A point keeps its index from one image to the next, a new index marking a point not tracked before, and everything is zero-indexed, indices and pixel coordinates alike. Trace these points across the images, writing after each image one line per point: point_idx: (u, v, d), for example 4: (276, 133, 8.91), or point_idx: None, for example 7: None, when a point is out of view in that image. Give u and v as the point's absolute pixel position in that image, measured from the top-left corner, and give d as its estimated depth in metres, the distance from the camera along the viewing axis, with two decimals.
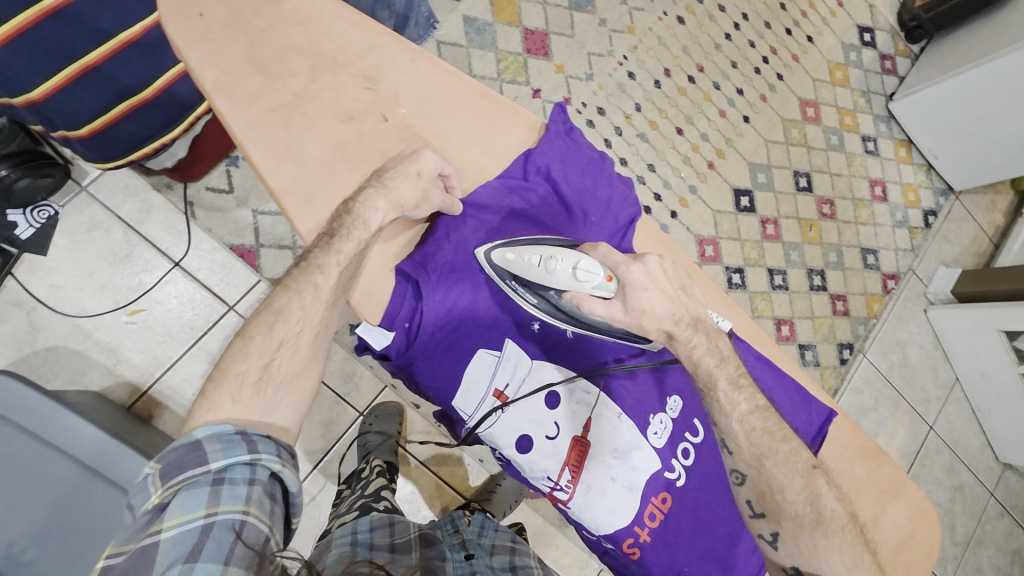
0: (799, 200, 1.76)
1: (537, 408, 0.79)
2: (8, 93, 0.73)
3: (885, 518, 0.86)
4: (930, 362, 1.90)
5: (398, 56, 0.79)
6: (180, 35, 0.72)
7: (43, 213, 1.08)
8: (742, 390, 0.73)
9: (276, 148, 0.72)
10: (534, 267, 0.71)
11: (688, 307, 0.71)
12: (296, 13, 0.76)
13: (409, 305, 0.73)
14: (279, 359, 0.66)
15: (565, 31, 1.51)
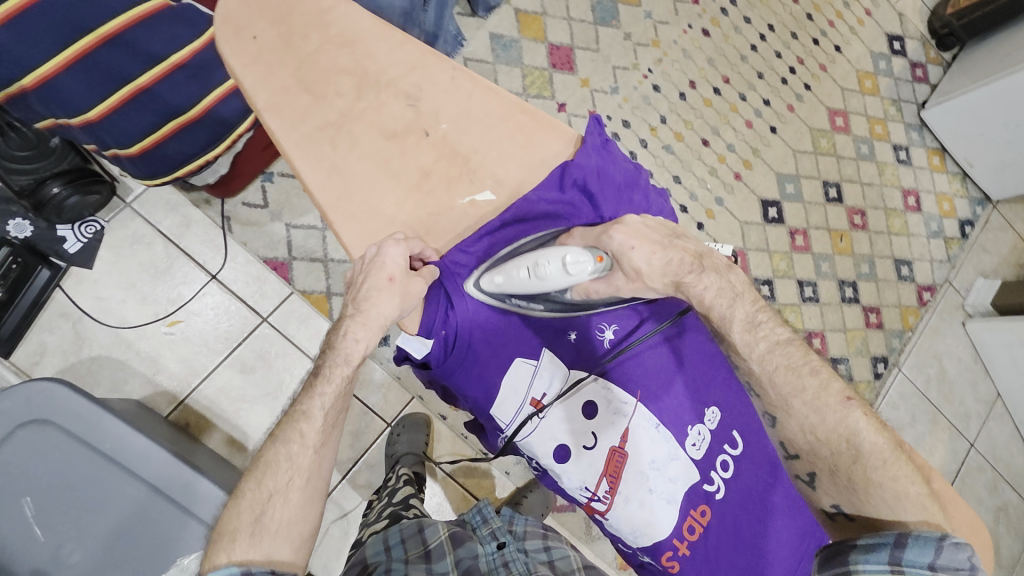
0: (829, 210, 1.73)
1: (574, 418, 0.80)
2: (66, 114, 0.76)
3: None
4: (969, 376, 1.84)
5: (437, 74, 0.79)
6: (235, 58, 0.75)
7: (90, 228, 1.13)
8: (759, 329, 0.71)
9: (323, 165, 0.75)
10: (525, 277, 0.70)
11: (687, 249, 0.75)
12: (342, 35, 0.78)
13: (442, 316, 0.73)
14: (270, 509, 0.66)
15: (590, 46, 1.53)
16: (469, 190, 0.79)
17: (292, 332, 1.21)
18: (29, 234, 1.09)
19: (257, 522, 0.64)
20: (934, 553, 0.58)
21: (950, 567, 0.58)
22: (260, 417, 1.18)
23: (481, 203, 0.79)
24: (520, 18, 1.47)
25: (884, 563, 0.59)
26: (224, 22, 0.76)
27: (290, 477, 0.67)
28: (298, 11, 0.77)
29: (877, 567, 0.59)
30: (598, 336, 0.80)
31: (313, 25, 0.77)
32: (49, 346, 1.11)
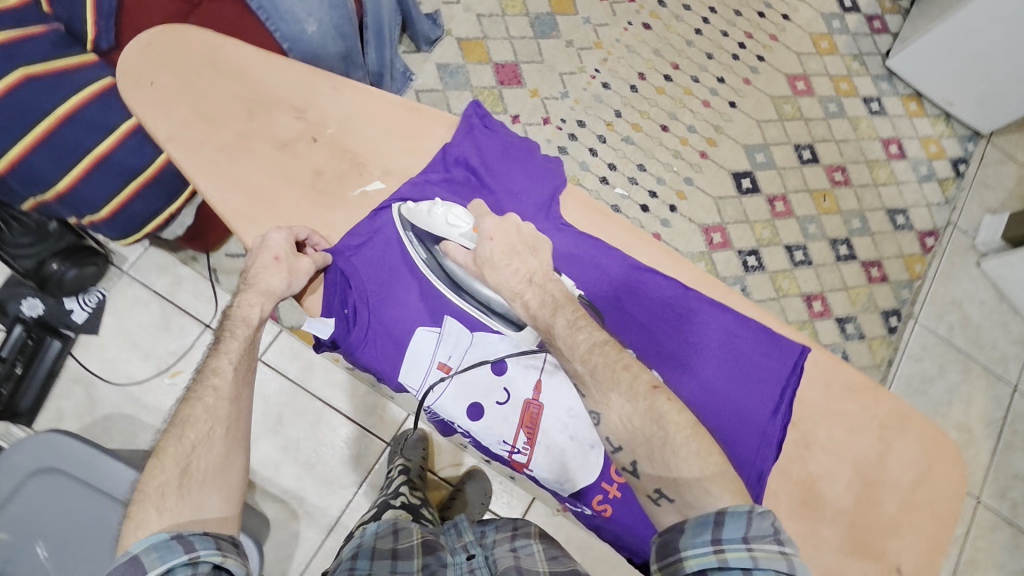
0: (806, 172, 1.71)
1: (484, 376, 0.81)
2: (41, 189, 0.87)
3: (891, 456, 0.75)
4: (997, 317, 1.74)
5: (320, 86, 0.87)
6: (138, 104, 0.85)
7: (93, 298, 1.24)
8: (581, 331, 0.71)
9: (224, 179, 0.82)
10: (420, 213, 0.79)
11: (530, 263, 0.76)
12: (234, 69, 0.87)
13: (340, 296, 0.79)
14: (195, 460, 0.68)
15: (535, 58, 1.60)
16: (360, 182, 0.85)
17: (287, 367, 1.30)
18: (42, 310, 1.21)
19: (184, 473, 0.66)
20: (746, 525, 0.57)
21: (760, 535, 0.56)
22: (264, 449, 1.25)
23: (372, 192, 0.85)
24: (463, 45, 1.56)
25: (707, 544, 0.57)
26: (128, 74, 0.86)
27: (211, 426, 0.70)
28: (190, 55, 0.87)
29: (702, 550, 0.57)
30: None
31: (206, 65, 0.87)
32: (67, 410, 1.20)
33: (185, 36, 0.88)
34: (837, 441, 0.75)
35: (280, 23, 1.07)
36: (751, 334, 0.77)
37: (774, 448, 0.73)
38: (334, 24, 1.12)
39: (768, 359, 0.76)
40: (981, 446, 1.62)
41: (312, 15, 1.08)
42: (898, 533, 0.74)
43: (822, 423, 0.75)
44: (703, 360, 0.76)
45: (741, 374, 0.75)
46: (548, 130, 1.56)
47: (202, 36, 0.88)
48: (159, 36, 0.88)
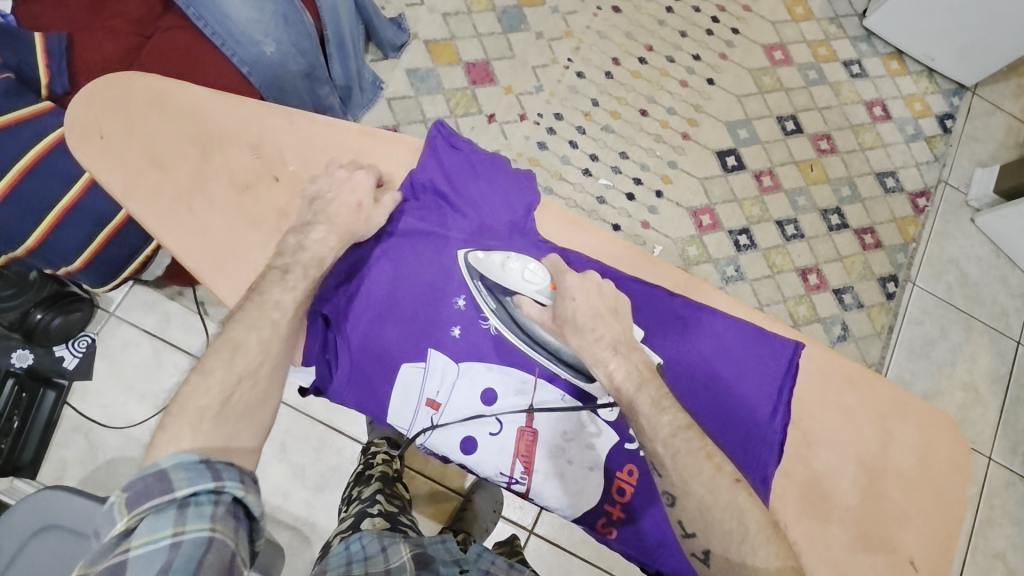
0: (791, 143, 1.68)
1: (474, 409, 0.80)
2: (10, 245, 0.85)
3: (893, 445, 0.75)
4: (995, 272, 1.73)
5: (275, 120, 0.84)
6: (87, 156, 0.81)
7: (82, 342, 1.23)
8: (666, 411, 0.69)
9: (186, 229, 0.79)
10: (493, 266, 0.75)
11: (613, 330, 0.72)
12: (183, 109, 0.83)
13: (321, 340, 0.78)
14: (237, 393, 0.68)
15: (505, 54, 1.56)
16: None
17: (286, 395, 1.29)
18: (32, 360, 1.20)
19: (225, 402, 0.67)
20: None
21: None
22: (271, 479, 1.25)
23: None
24: (431, 48, 1.52)
25: None
26: (74, 128, 0.81)
27: (261, 360, 0.70)
28: (136, 99, 0.83)
29: None
30: (484, 323, 0.79)
31: (154, 107, 0.83)
32: (68, 459, 1.20)
33: (131, 82, 0.83)
34: (841, 435, 0.74)
35: (236, 47, 1.03)
36: (744, 338, 0.75)
37: (774, 450, 0.71)
38: (292, 42, 1.09)
39: (762, 360, 0.74)
40: (987, 404, 1.62)
41: (269, 36, 1.04)
42: (904, 519, 0.74)
43: (822, 417, 0.75)
44: (693, 368, 0.74)
45: (733, 378, 0.74)
46: (526, 126, 1.53)
47: (146, 78, 0.84)
48: (105, 83, 0.83)
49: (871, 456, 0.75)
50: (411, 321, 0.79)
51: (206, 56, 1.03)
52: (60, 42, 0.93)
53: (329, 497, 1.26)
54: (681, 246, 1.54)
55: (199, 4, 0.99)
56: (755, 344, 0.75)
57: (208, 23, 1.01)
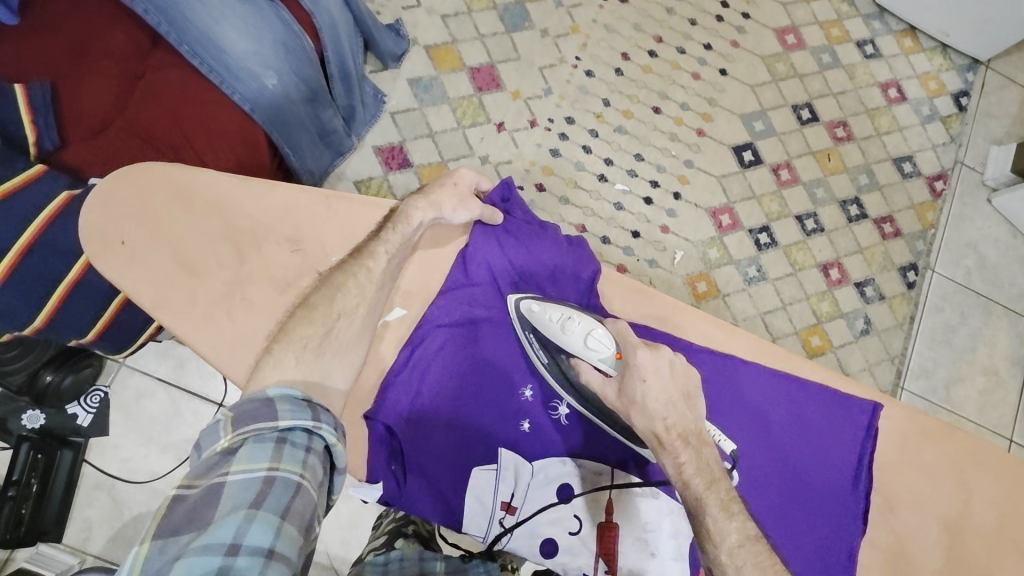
0: (807, 133, 1.63)
1: (551, 506, 0.75)
2: (15, 327, 0.80)
3: (975, 503, 0.67)
4: (1012, 253, 1.72)
5: (313, 208, 0.77)
6: (108, 265, 0.72)
7: (95, 396, 1.18)
8: (734, 516, 0.63)
9: (226, 337, 0.73)
10: (553, 325, 0.73)
11: (684, 417, 0.67)
12: (208, 203, 0.75)
13: (388, 449, 0.75)
14: (337, 328, 0.72)
15: (510, 55, 1.48)
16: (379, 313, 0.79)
17: None
18: (44, 420, 1.15)
19: (326, 335, 0.71)
20: None
21: None
22: None
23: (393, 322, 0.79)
24: (433, 54, 1.44)
25: None
26: (90, 236, 0.72)
27: (358, 303, 0.73)
28: (157, 197, 0.75)
29: None
30: (553, 415, 0.76)
31: (177, 203, 0.75)
32: (94, 519, 1.16)
33: (149, 176, 0.75)
34: (917, 498, 0.67)
35: (236, 83, 0.95)
36: (815, 399, 0.70)
37: (859, 523, 0.66)
38: (294, 71, 1.00)
39: (833, 426, 0.69)
40: (1007, 386, 1.64)
41: (270, 68, 0.96)
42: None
43: (899, 480, 0.68)
44: (765, 441, 0.70)
45: (811, 449, 0.69)
46: (537, 133, 1.47)
47: (166, 168, 0.75)
48: (118, 181, 0.74)
49: (952, 518, 0.67)
50: (477, 417, 0.76)
51: (202, 96, 0.94)
52: (44, 94, 0.85)
53: (365, 534, 1.23)
54: (702, 249, 1.50)
55: (193, 41, 0.92)
56: (826, 408, 0.69)
57: (203, 61, 0.93)
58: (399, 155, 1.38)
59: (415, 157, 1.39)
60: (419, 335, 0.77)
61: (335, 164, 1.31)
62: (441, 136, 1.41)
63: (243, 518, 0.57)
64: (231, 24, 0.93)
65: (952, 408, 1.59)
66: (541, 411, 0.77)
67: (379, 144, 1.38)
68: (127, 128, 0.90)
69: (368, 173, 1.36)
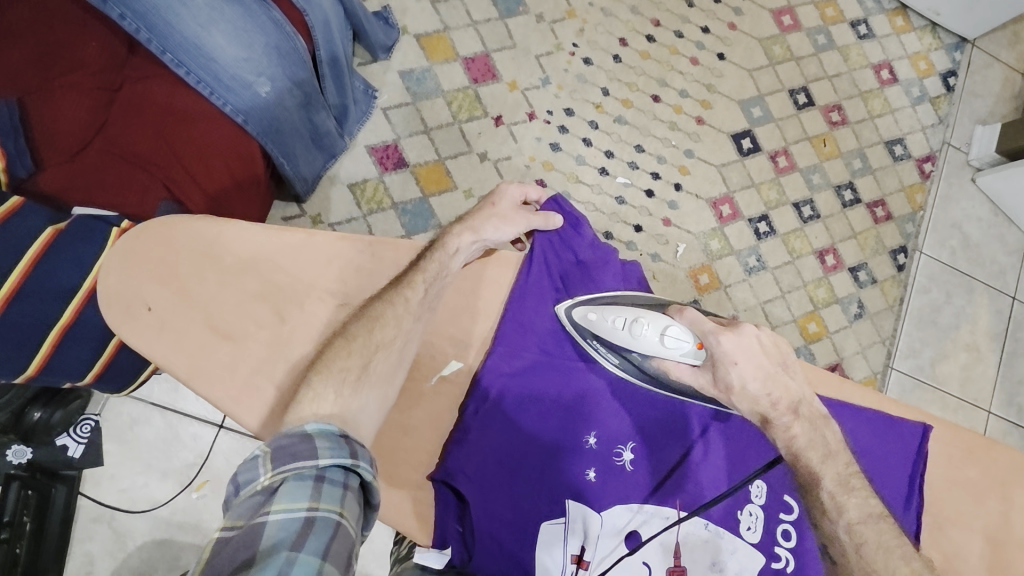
0: (803, 118, 1.62)
1: (619, 557, 0.68)
2: (8, 375, 0.73)
3: (1015, 515, 0.73)
4: (993, 232, 1.71)
5: (355, 257, 0.75)
6: (135, 336, 0.68)
7: (86, 426, 1.12)
8: (853, 491, 0.64)
9: (269, 409, 0.69)
10: (619, 331, 0.71)
11: (789, 389, 0.69)
12: (240, 261, 0.72)
13: (455, 513, 0.72)
14: (376, 359, 0.69)
15: (505, 43, 1.44)
16: (435, 368, 0.76)
17: None
18: (31, 455, 1.06)
19: (365, 369, 0.68)
20: None
21: None
22: None
23: (451, 376, 0.76)
24: (424, 44, 1.39)
25: None
26: (110, 303, 0.68)
27: (400, 338, 0.71)
28: (183, 256, 0.71)
29: None
30: (619, 462, 0.71)
31: (206, 261, 0.71)
32: (95, 553, 1.11)
33: (172, 232, 0.71)
34: (965, 512, 0.72)
35: (227, 94, 0.88)
36: (868, 425, 0.73)
37: (914, 543, 0.69)
38: (287, 76, 0.94)
39: (886, 449, 0.72)
40: (988, 361, 1.63)
41: (262, 75, 0.90)
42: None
43: (949, 498, 0.73)
44: None
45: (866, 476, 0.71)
46: (536, 126, 1.42)
47: (191, 221, 0.71)
48: (139, 237, 0.70)
49: (997, 531, 0.72)
50: (541, 470, 0.70)
51: (190, 107, 0.87)
52: (10, 113, 0.80)
53: (383, 547, 1.21)
54: (704, 241, 1.49)
55: (176, 48, 0.84)
56: (878, 433, 0.72)
57: (190, 70, 0.85)
58: (393, 155, 1.34)
59: (410, 156, 1.35)
60: (480, 389, 0.72)
61: (328, 167, 1.24)
62: (437, 132, 1.37)
63: (284, 561, 0.52)
64: (220, 29, 0.86)
65: (937, 384, 1.58)
66: (606, 457, 0.71)
67: (372, 144, 1.34)
68: (107, 146, 0.84)
69: (363, 175, 1.32)
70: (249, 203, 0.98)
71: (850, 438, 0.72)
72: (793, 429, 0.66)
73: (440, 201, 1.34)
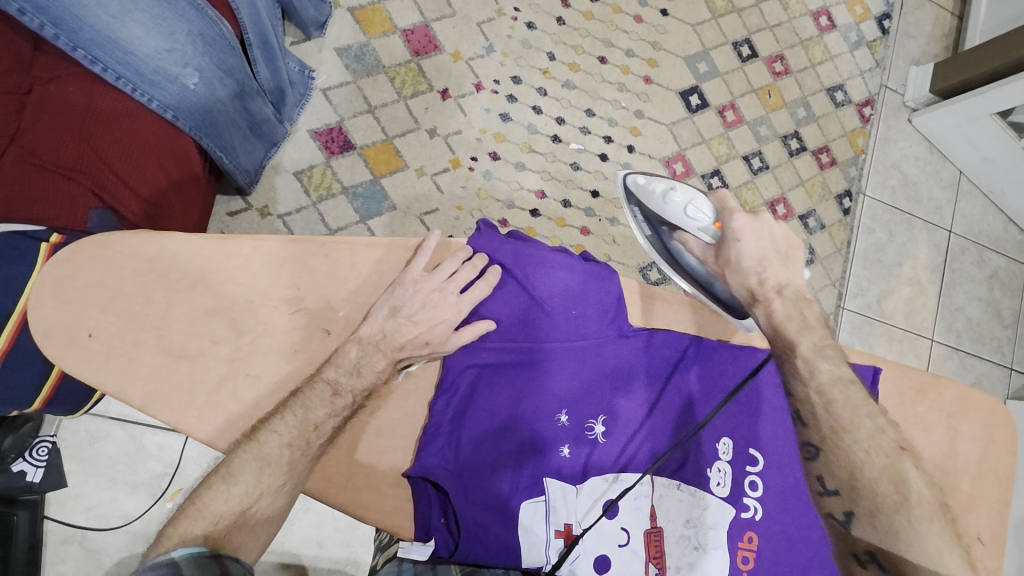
0: (748, 71, 1.63)
1: (599, 523, 0.70)
2: None
3: (957, 442, 0.78)
4: (929, 169, 1.78)
5: (310, 260, 0.73)
6: (81, 367, 0.66)
7: (42, 449, 1.08)
8: (825, 357, 0.70)
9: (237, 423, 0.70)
10: (659, 197, 0.89)
11: (783, 273, 0.75)
12: (187, 276, 0.70)
13: (438, 505, 0.72)
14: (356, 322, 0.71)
15: (444, 12, 1.39)
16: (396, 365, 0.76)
17: None
18: None
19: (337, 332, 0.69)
20: None
21: None
22: (301, 533, 1.19)
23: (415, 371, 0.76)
24: (359, 17, 1.34)
25: None
26: (49, 334, 0.66)
27: None
28: (125, 274, 0.69)
29: None
30: (590, 435, 0.72)
31: (151, 279, 0.69)
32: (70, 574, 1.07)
33: (109, 252, 0.68)
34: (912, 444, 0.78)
35: (152, 89, 0.82)
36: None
37: None
38: (216, 63, 0.88)
39: None
40: (928, 293, 1.72)
41: (189, 66, 0.84)
42: (974, 507, 0.78)
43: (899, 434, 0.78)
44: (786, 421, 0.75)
45: None
46: (484, 97, 1.39)
47: (125, 237, 0.69)
48: (71, 260, 0.68)
49: (944, 458, 0.78)
50: (515, 450, 0.71)
51: (113, 105, 0.81)
52: None
53: (367, 534, 1.22)
54: None
55: (89, 43, 0.77)
56: None
57: (106, 66, 0.79)
58: (339, 137, 1.29)
59: (356, 138, 1.30)
60: (448, 379, 0.73)
61: (270, 155, 1.18)
62: (382, 110, 1.32)
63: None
64: (136, 18, 0.79)
65: (884, 319, 1.66)
66: (577, 431, 0.72)
67: (315, 127, 1.29)
68: (21, 154, 0.77)
69: (308, 161, 1.27)
70: (186, 205, 0.93)
71: None
72: (775, 307, 0.72)
73: (392, 181, 1.31)
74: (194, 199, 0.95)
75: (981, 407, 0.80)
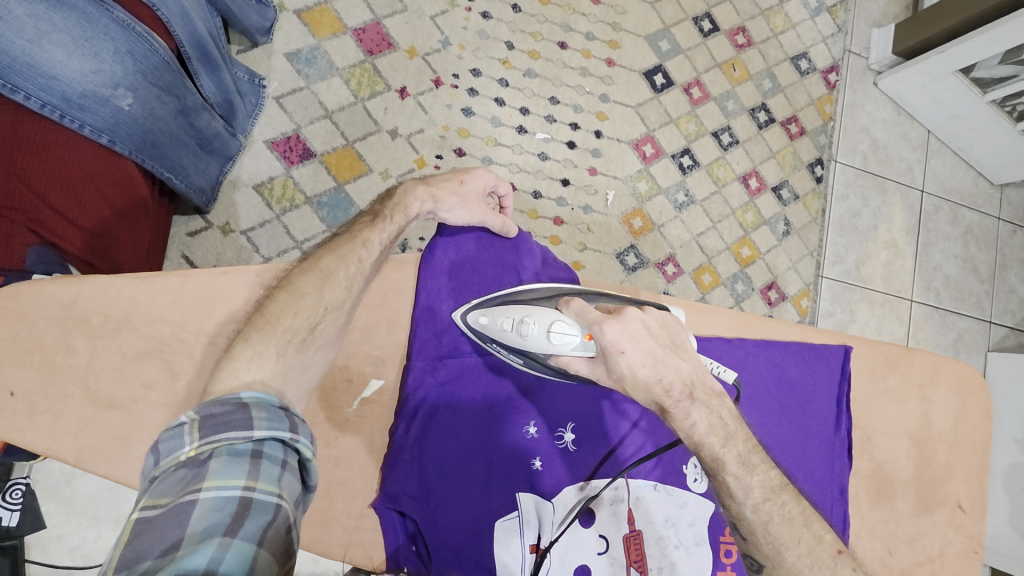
0: (710, 45, 1.61)
1: (575, 533, 0.69)
2: None
3: (933, 413, 0.78)
4: (898, 130, 1.77)
5: (242, 291, 0.70)
6: (6, 428, 0.65)
7: (16, 491, 1.04)
8: (756, 470, 0.60)
9: None
10: (509, 332, 0.69)
11: (682, 371, 0.62)
12: (109, 320, 0.68)
13: (405, 532, 0.70)
14: (322, 322, 0.67)
15: (395, 9, 1.35)
16: (356, 390, 0.75)
17: None
18: None
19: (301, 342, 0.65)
20: None
21: None
22: None
23: (374, 395, 0.75)
24: (307, 19, 1.30)
25: None
26: None
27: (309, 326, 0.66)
28: (42, 324, 0.66)
29: None
30: (560, 443, 0.72)
31: (70, 327, 0.67)
32: None
33: (21, 304, 0.66)
34: (890, 418, 0.78)
35: (81, 113, 0.78)
36: (794, 357, 0.76)
37: (845, 457, 0.73)
38: (152, 81, 0.85)
39: (815, 375, 0.75)
40: (905, 255, 1.73)
41: (121, 86, 0.80)
42: (953, 476, 0.78)
43: (876, 411, 0.78)
44: (765, 413, 0.74)
45: (798, 405, 0.74)
46: (444, 93, 1.36)
47: (40, 287, 0.66)
48: None
49: (919, 430, 0.78)
50: (484, 465, 0.71)
51: (42, 135, 0.77)
52: None
53: None
54: (632, 184, 1.48)
55: (5, 70, 0.71)
56: (806, 360, 0.76)
57: (29, 94, 0.74)
58: (297, 146, 1.26)
59: (316, 145, 1.27)
60: (409, 404, 0.72)
61: (226, 170, 1.15)
62: (339, 115, 1.29)
63: (216, 548, 0.47)
64: (54, 40, 0.74)
65: (864, 284, 1.67)
66: (547, 441, 0.72)
67: (271, 137, 1.25)
68: None
69: (267, 173, 1.24)
70: (131, 226, 0.90)
71: (780, 369, 0.75)
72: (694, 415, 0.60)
73: (356, 188, 1.28)
74: (141, 217, 0.92)
75: (952, 375, 0.80)
